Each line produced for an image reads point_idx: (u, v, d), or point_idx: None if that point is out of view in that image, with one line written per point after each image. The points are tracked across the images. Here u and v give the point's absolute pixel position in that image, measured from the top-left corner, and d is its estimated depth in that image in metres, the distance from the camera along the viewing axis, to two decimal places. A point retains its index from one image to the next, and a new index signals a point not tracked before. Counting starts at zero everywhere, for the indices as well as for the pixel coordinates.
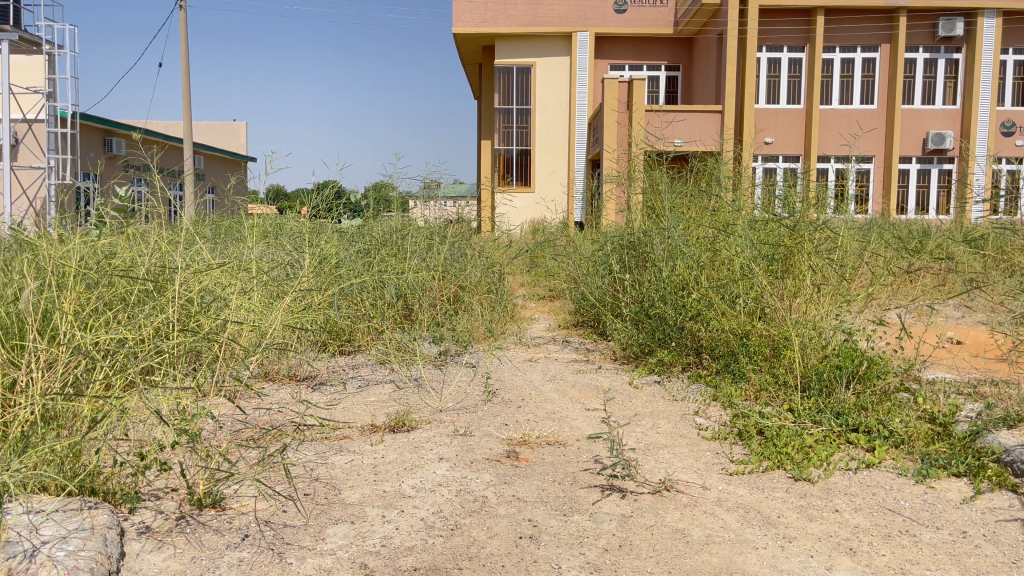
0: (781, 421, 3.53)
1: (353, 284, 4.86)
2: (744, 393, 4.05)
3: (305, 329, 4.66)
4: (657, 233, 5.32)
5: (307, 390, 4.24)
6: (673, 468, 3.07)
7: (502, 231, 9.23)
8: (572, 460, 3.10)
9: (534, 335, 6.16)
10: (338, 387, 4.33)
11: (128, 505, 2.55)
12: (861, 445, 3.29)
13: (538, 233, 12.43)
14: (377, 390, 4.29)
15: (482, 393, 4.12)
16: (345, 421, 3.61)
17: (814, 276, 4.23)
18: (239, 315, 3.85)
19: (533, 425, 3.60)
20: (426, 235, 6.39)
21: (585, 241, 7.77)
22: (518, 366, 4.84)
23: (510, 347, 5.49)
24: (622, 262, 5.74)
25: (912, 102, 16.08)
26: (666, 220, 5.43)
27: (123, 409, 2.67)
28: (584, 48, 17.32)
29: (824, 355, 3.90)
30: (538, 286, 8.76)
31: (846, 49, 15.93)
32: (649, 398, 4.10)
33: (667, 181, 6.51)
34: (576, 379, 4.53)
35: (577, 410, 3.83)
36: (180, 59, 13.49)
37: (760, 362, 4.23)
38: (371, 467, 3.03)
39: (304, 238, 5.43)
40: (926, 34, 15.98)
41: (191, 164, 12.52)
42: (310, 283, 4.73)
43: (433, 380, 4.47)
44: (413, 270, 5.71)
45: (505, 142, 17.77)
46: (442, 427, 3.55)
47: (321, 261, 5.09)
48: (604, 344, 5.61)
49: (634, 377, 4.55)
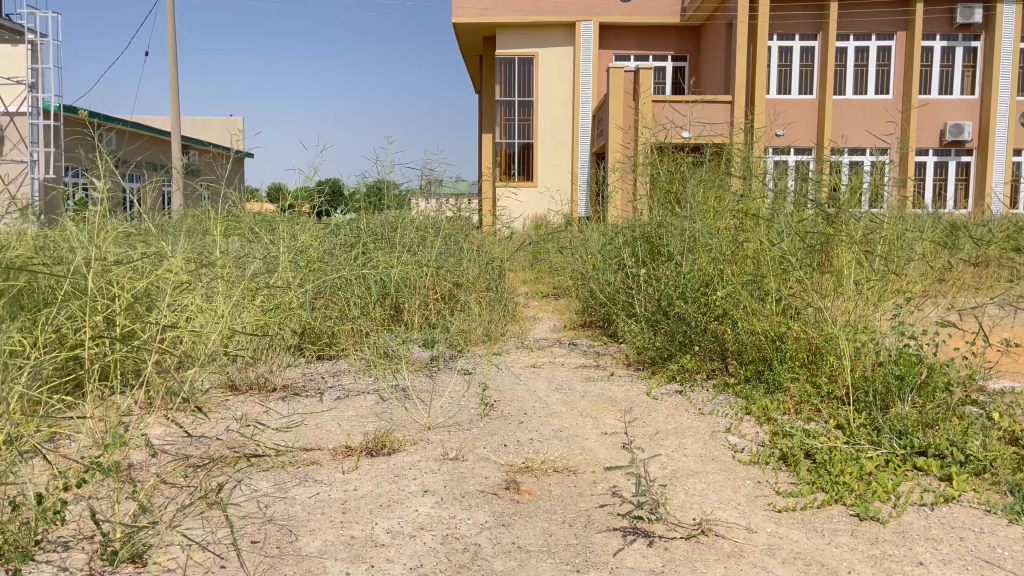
0: (832, 442, 2.98)
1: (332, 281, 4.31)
2: (781, 406, 3.50)
3: (278, 332, 4.11)
4: (676, 224, 4.76)
5: (279, 403, 3.68)
6: (708, 503, 2.51)
7: (503, 226, 8.68)
8: (584, 494, 2.55)
9: (538, 337, 5.60)
10: (313, 399, 3.77)
11: (20, 561, 2.00)
12: (933, 473, 2.75)
13: (541, 229, 11.88)
14: (356, 402, 3.73)
15: (478, 406, 3.56)
16: (316, 443, 3.06)
17: (861, 271, 3.68)
18: (196, 319, 3.31)
19: (536, 446, 3.05)
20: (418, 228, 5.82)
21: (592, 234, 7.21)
22: (520, 374, 4.29)
23: (510, 351, 4.94)
24: (635, 256, 5.19)
25: (929, 92, 15.49)
26: (685, 210, 4.87)
27: (19, 439, 2.12)
28: (588, 38, 16.73)
29: (877, 362, 3.35)
30: (542, 285, 8.20)
31: (860, 37, 15.36)
32: (672, 412, 3.54)
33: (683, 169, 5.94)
34: (586, 389, 3.98)
35: (588, 428, 3.27)
36: (167, 48, 12.94)
37: (798, 370, 3.68)
38: (338, 503, 2.48)
39: (281, 230, 4.87)
40: (944, 21, 15.39)
41: (178, 158, 11.98)
42: (283, 280, 4.18)
43: (422, 390, 3.92)
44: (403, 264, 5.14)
45: (506, 135, 17.23)
46: (428, 449, 2.99)
47: (299, 256, 4.53)
48: (615, 347, 5.05)
49: (652, 385, 4.00)
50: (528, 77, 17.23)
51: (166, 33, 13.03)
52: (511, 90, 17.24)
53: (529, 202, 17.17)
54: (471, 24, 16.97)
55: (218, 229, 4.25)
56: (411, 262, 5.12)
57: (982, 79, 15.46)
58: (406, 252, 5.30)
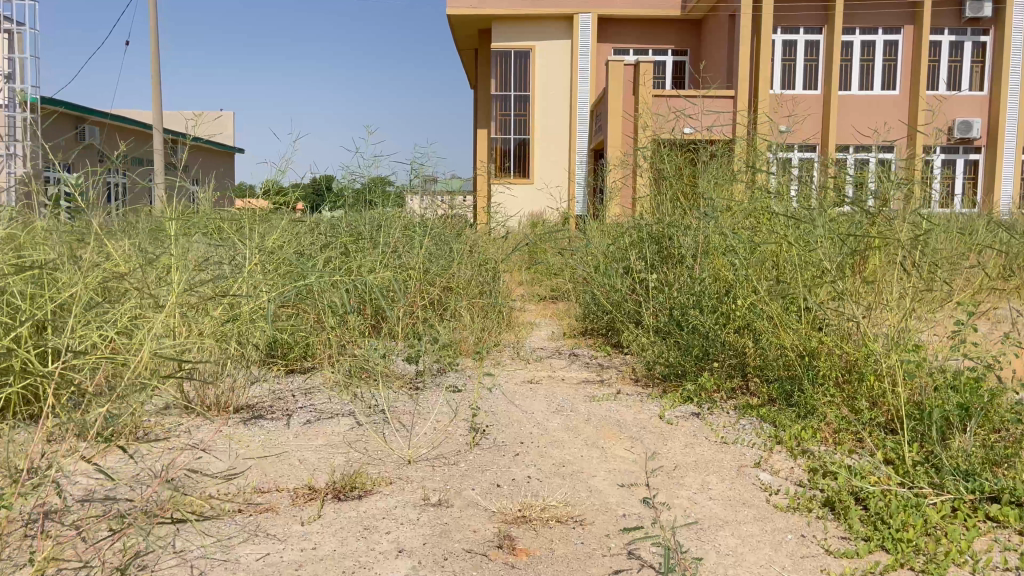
0: (884, 483, 2.53)
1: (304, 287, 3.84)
2: (817, 435, 3.05)
3: (242, 344, 3.64)
4: (688, 224, 4.30)
5: (239, 427, 3.21)
6: (746, 568, 2.05)
7: (499, 225, 8.22)
8: (594, 556, 2.08)
9: (535, 346, 5.14)
10: (279, 423, 3.30)
11: None
12: (1011, 525, 2.30)
13: (538, 228, 11.41)
14: (328, 426, 3.26)
15: (467, 434, 3.10)
16: (275, 481, 2.59)
17: (905, 279, 3.22)
18: (136, 339, 2.83)
19: (535, 487, 2.58)
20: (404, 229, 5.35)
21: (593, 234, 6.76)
22: (516, 391, 3.82)
23: (505, 364, 4.48)
24: (642, 259, 4.72)
25: (937, 88, 15.05)
26: (698, 209, 4.41)
27: None
28: (586, 31, 16.27)
29: (932, 385, 2.90)
30: (539, 287, 7.73)
31: (866, 31, 14.92)
32: (690, 441, 3.08)
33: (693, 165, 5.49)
34: (590, 411, 3.51)
35: (595, 463, 2.81)
36: (149, 38, 12.47)
37: (834, 391, 3.22)
38: (291, 569, 2.01)
39: (251, 229, 4.40)
40: (952, 15, 14.96)
41: (160, 152, 11.52)
42: (249, 287, 3.70)
43: (405, 412, 3.45)
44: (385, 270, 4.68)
45: (502, 131, 16.75)
46: (407, 490, 2.52)
47: (269, 258, 4.07)
48: (621, 359, 4.59)
49: (665, 407, 3.54)
50: (524, 71, 16.76)
51: (149, 22, 12.57)
52: (506, 84, 16.76)
53: (525, 199, 16.69)
54: (468, 15, 16.50)
55: (175, 230, 3.78)
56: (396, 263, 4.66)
57: (991, 75, 15.03)
58: (391, 250, 4.82)
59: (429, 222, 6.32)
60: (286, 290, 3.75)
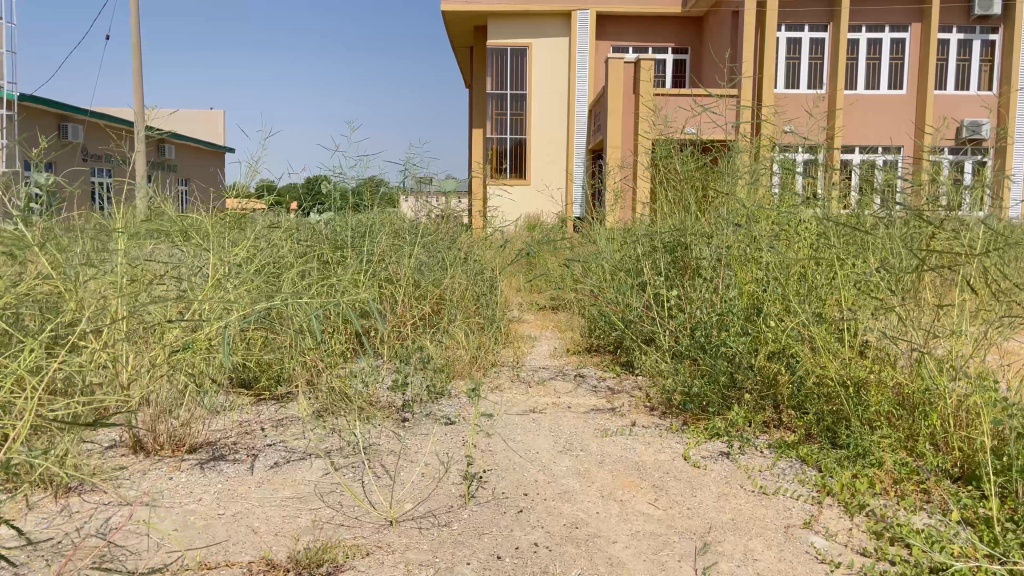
0: (974, 559, 2.06)
1: (276, 307, 3.37)
2: (874, 485, 2.58)
3: (202, 374, 3.16)
4: (710, 234, 3.84)
5: (194, 473, 2.74)
6: None
7: (495, 230, 7.77)
8: None
9: (536, 364, 4.67)
10: (242, 467, 2.83)
11: None
12: None
13: (535, 233, 10.95)
14: (297, 471, 2.78)
15: (460, 483, 2.63)
16: (226, 553, 2.12)
17: (975, 302, 2.77)
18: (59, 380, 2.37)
19: (543, 559, 2.11)
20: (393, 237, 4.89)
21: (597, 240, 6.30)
22: (516, 424, 3.36)
23: (503, 388, 4.01)
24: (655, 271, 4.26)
25: (945, 87, 14.63)
26: (719, 216, 3.94)
27: None
28: (584, 28, 15.82)
29: (1013, 428, 2.44)
30: (538, 296, 7.27)
31: (873, 29, 14.49)
32: (723, 492, 2.61)
33: (707, 168, 5.04)
34: (602, 449, 3.04)
35: (613, 524, 2.34)
36: (130, 33, 12.01)
37: (890, 432, 2.76)
38: None
39: (219, 237, 3.93)
40: (961, 13, 14.54)
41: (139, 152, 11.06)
42: (209, 307, 3.23)
43: (388, 452, 2.98)
44: (369, 282, 4.22)
45: (498, 130, 16.28)
46: (386, 566, 2.05)
47: (237, 271, 3.60)
48: (631, 381, 4.13)
49: (689, 445, 3.07)
50: (521, 69, 16.30)
51: (130, 15, 12.09)
52: (503, 83, 16.29)
53: (522, 201, 16.23)
54: (463, 11, 16.04)
55: (126, 242, 3.31)
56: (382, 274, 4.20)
57: (1001, 74, 14.61)
58: (377, 260, 4.36)
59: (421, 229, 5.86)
60: (252, 310, 3.27)
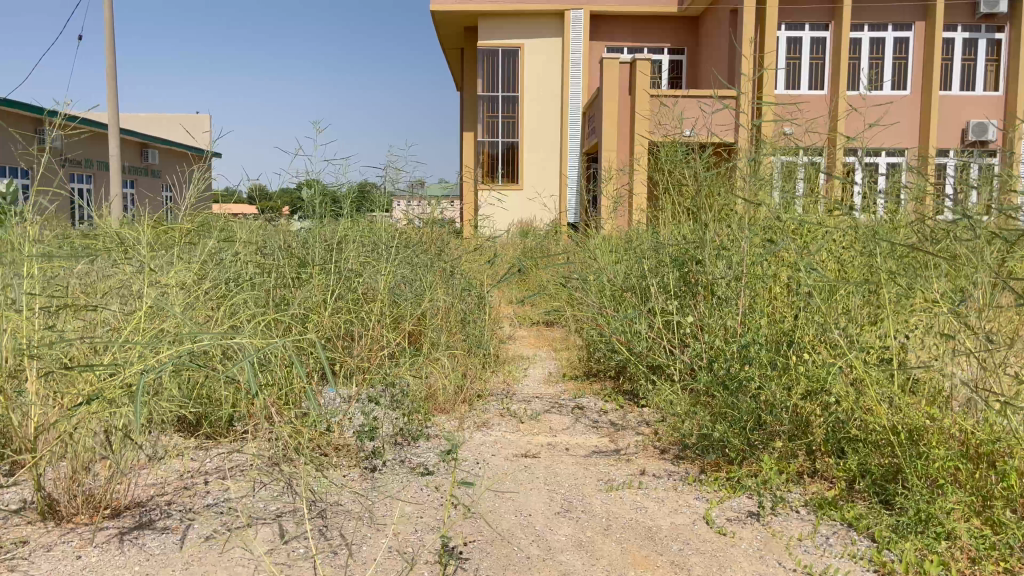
0: None
1: (221, 345, 2.85)
2: (946, 566, 2.10)
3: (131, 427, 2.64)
4: (728, 251, 3.35)
5: (108, 549, 2.23)
6: None
7: (487, 240, 7.28)
8: None
9: (529, 393, 4.17)
10: (170, 539, 2.33)
11: None
12: None
13: (527, 241, 10.47)
14: (237, 544, 2.27)
15: (434, 563, 2.13)
16: None
17: None
18: None
19: None
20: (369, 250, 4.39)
21: (593, 251, 5.83)
22: (505, 475, 2.86)
23: (490, 424, 3.51)
24: (662, 291, 3.77)
25: (950, 88, 14.18)
26: (738, 230, 3.45)
27: None
28: (578, 28, 15.35)
29: None
30: (532, 310, 6.77)
31: (875, 27, 14.05)
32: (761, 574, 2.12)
33: (716, 174, 4.55)
34: (609, 510, 2.54)
35: None
36: (104, 34, 11.52)
37: (960, 495, 2.28)
38: None
39: (164, 252, 3.43)
40: (966, 11, 14.10)
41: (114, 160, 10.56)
42: (139, 344, 2.71)
43: (351, 515, 2.47)
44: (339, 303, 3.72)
45: (489, 133, 15.80)
46: None
47: (180, 298, 3.09)
48: (637, 416, 3.64)
49: (713, 503, 2.58)
50: (512, 70, 15.83)
51: (104, 16, 11.62)
52: (494, 85, 15.81)
53: (514, 207, 15.75)
54: (453, 11, 15.56)
55: (42, 264, 2.79)
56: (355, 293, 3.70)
57: (1007, 74, 14.17)
58: (350, 276, 3.86)
59: (402, 240, 5.36)
60: (193, 348, 2.76)
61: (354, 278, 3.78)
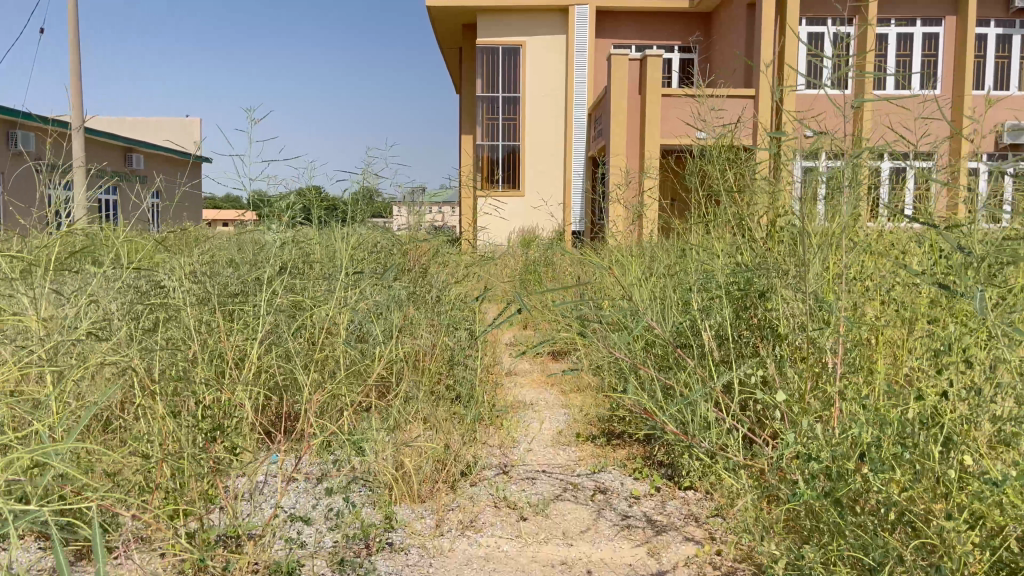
0: None
1: (58, 451, 1.86)
2: None
3: None
4: (816, 288, 2.37)
5: None
6: None
7: (484, 257, 6.32)
8: None
9: (532, 461, 3.20)
10: None
11: None
12: None
13: (528, 253, 9.52)
14: None
15: None
16: None
17: None
18: None
19: None
20: (327, 281, 3.46)
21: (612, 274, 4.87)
22: None
23: (481, 524, 2.54)
24: (712, 338, 2.80)
25: (983, 87, 13.22)
26: (824, 256, 2.48)
27: None
28: (583, 24, 14.40)
29: None
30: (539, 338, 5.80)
31: (902, 22, 13.11)
32: None
33: (767, 182, 3.61)
34: None
35: None
36: (68, 28, 10.61)
37: None
38: None
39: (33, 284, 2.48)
40: (999, 5, 13.17)
41: (79, 170, 9.67)
42: None
43: None
44: (275, 352, 2.77)
45: (488, 137, 14.87)
46: None
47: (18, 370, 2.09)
48: (681, 511, 2.66)
49: None
50: (513, 69, 14.90)
51: (67, 12, 10.72)
52: (494, 85, 14.88)
53: (515, 214, 14.80)
54: (450, 6, 14.62)
55: None
56: (299, 338, 2.75)
57: None
58: (294, 315, 2.92)
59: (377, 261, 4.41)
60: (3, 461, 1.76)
61: (303, 318, 2.83)
